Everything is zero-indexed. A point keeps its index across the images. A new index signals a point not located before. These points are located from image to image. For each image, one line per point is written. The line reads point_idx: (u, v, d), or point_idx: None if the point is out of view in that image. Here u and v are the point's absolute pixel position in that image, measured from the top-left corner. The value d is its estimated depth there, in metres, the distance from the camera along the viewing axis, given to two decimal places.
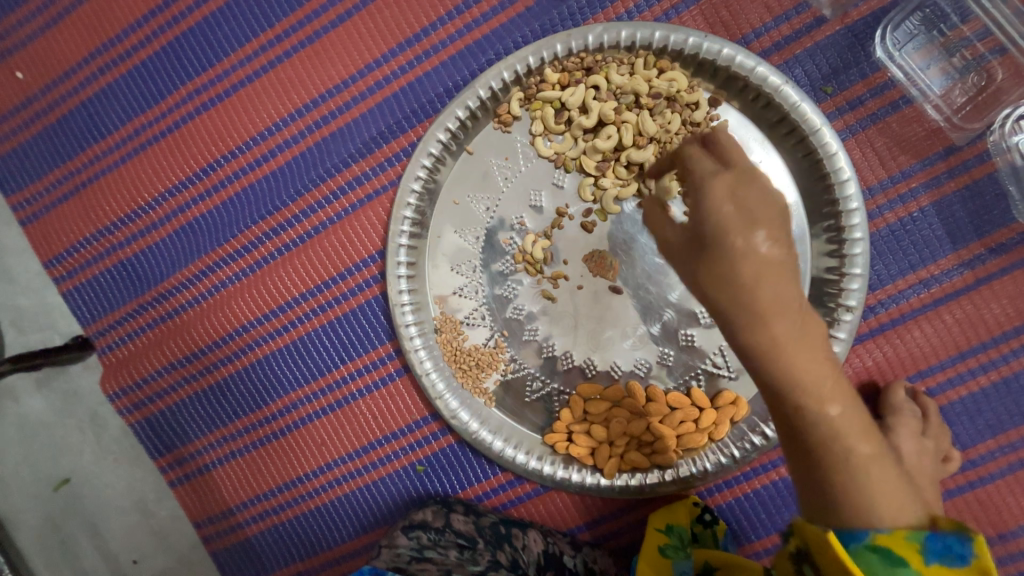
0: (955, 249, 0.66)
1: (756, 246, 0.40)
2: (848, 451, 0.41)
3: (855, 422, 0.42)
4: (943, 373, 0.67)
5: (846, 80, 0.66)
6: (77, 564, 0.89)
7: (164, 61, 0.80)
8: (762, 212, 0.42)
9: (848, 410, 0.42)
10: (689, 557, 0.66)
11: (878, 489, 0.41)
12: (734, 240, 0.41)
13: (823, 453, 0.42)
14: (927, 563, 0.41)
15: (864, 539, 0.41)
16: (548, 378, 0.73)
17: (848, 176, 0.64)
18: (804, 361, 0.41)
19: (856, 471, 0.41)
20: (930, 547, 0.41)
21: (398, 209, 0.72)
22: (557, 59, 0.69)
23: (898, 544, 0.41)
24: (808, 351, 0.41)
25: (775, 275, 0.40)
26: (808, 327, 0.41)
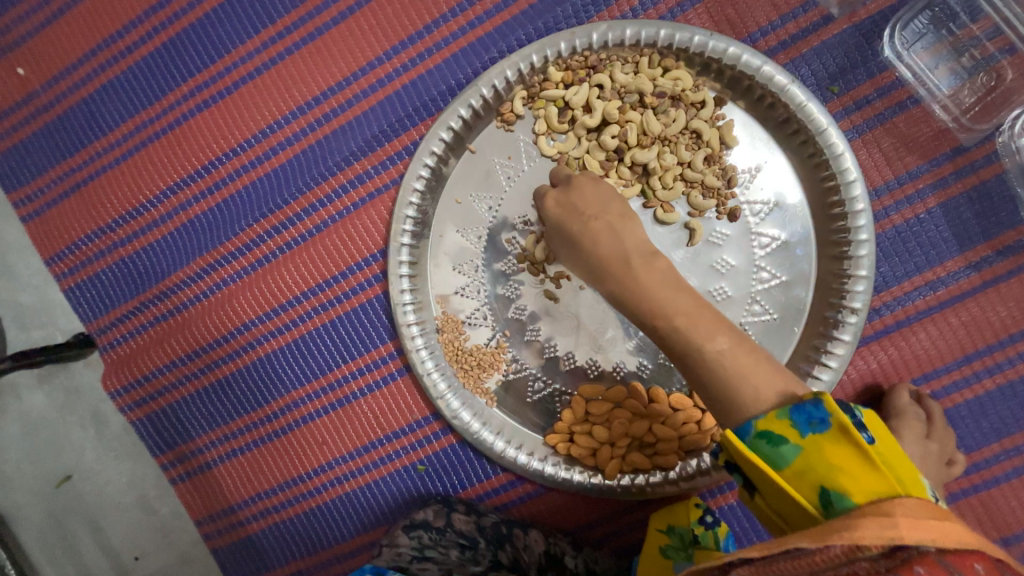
0: (962, 251, 0.65)
1: (586, 223, 0.59)
2: (701, 351, 0.49)
3: (707, 326, 0.50)
4: (948, 376, 0.66)
5: (853, 80, 0.65)
6: (78, 560, 0.89)
7: (165, 58, 0.79)
8: (583, 199, 0.61)
9: (694, 318, 0.51)
10: (690, 557, 0.63)
11: (739, 377, 0.48)
12: (572, 226, 0.60)
13: (693, 364, 0.50)
14: (802, 435, 0.44)
15: (750, 431, 0.46)
16: (550, 379, 0.73)
17: (853, 177, 0.63)
18: (651, 292, 0.53)
19: (720, 365, 0.49)
20: (799, 418, 0.45)
21: (399, 209, 0.72)
22: (560, 58, 0.68)
23: (776, 425, 0.45)
24: (649, 282, 0.54)
25: (605, 238, 0.58)
26: (641, 268, 0.55)
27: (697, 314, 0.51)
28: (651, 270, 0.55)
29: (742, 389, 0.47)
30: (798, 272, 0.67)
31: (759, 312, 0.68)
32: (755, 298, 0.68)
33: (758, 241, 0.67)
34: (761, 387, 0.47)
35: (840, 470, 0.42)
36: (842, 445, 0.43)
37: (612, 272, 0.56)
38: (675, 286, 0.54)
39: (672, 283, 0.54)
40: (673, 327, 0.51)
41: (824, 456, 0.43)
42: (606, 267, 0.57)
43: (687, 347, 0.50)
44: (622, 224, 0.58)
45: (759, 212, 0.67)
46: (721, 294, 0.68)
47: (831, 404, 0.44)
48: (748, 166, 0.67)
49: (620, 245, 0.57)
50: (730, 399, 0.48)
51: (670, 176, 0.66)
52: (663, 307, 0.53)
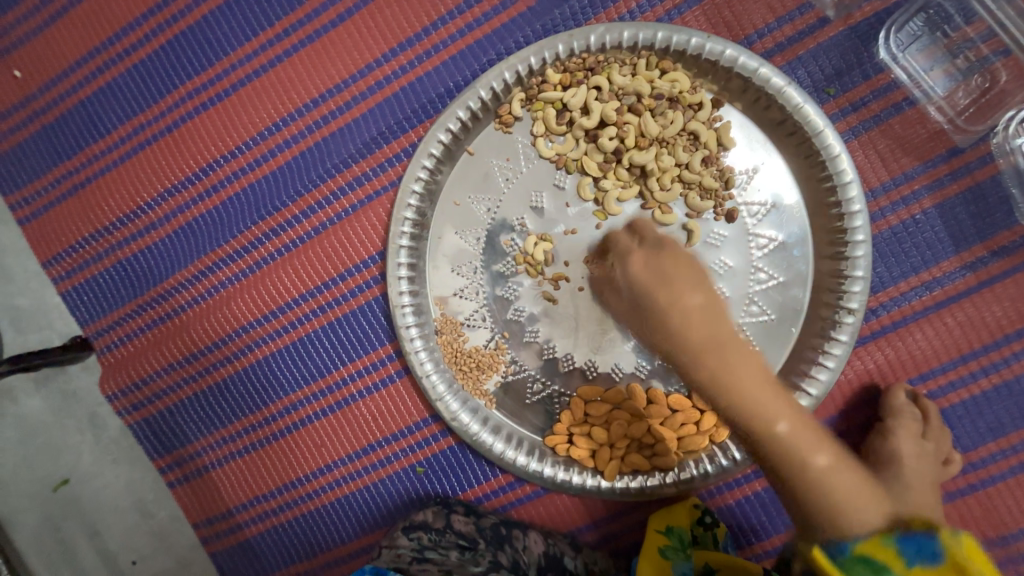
0: (957, 252, 0.65)
1: (675, 296, 0.57)
2: (805, 467, 0.50)
3: (775, 407, 0.52)
4: (944, 376, 0.67)
5: (850, 82, 0.66)
6: (75, 564, 0.89)
7: (163, 59, 0.79)
8: (672, 268, 0.59)
9: (797, 426, 0.51)
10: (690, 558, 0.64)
11: (842, 492, 0.48)
12: (657, 292, 0.57)
13: (791, 471, 0.51)
14: (909, 566, 0.41)
15: (847, 551, 0.44)
16: (549, 380, 0.73)
17: (850, 178, 0.64)
18: (743, 385, 0.52)
19: (825, 479, 0.49)
20: (909, 549, 0.42)
21: (398, 210, 0.72)
22: (558, 60, 0.69)
23: (880, 552, 0.43)
24: (748, 377, 0.53)
25: (696, 318, 0.55)
26: (732, 353, 0.54)
27: (771, 393, 0.53)
28: (744, 361, 0.54)
29: (850, 507, 0.47)
30: (795, 273, 0.68)
31: (757, 313, 0.68)
32: (753, 298, 0.68)
33: (755, 242, 0.68)
34: (864, 512, 0.47)
35: None
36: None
37: (705, 355, 0.54)
38: (777, 389, 0.53)
39: (772, 385, 0.53)
40: (776, 434, 0.51)
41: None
42: (701, 349, 0.54)
43: (785, 449, 0.51)
44: (709, 306, 0.56)
45: (757, 213, 0.68)
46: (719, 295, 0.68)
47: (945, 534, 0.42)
48: (745, 167, 0.68)
49: (713, 329, 0.55)
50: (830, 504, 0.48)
51: (668, 178, 0.67)
52: (766, 408, 0.52)
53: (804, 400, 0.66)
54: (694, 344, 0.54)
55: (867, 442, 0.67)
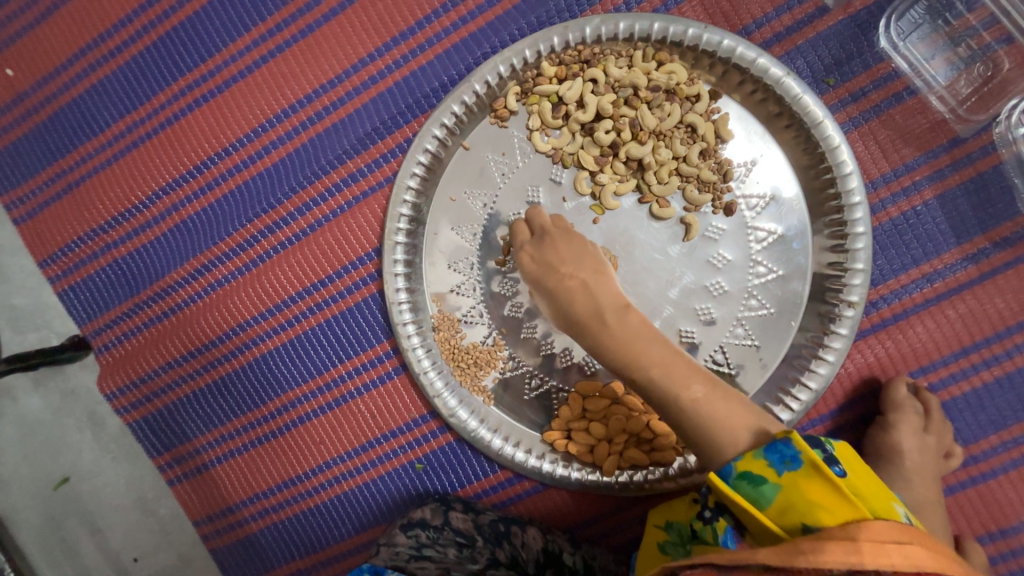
0: (959, 243, 0.65)
1: (561, 281, 0.62)
2: (679, 401, 0.55)
3: (682, 374, 0.56)
4: (945, 369, 0.66)
5: (850, 72, 0.65)
6: (78, 562, 0.89)
7: (155, 57, 0.78)
8: (558, 256, 0.63)
9: (669, 368, 0.56)
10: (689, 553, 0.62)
11: (715, 423, 0.53)
12: (547, 283, 0.62)
13: (674, 410, 0.56)
14: (779, 473, 0.48)
15: (732, 473, 0.50)
16: (547, 376, 0.73)
17: (850, 170, 0.63)
18: (624, 344, 0.58)
19: (698, 412, 0.54)
20: (774, 458, 0.49)
21: (394, 206, 0.71)
22: (554, 52, 0.68)
23: (753, 466, 0.50)
24: (626, 336, 0.58)
25: (579, 294, 0.61)
26: (614, 321, 0.59)
27: (671, 363, 0.57)
28: (623, 322, 0.59)
29: (721, 433, 0.53)
30: (795, 266, 0.67)
31: (756, 306, 0.68)
32: (752, 292, 0.68)
33: (754, 235, 0.67)
34: (738, 429, 0.53)
35: (819, 506, 0.46)
36: (817, 480, 0.47)
37: (588, 326, 0.60)
38: (650, 336, 0.58)
39: (649, 333, 0.59)
40: (650, 378, 0.57)
41: (803, 492, 0.47)
42: (585, 323, 0.60)
43: (664, 394, 0.56)
44: (594, 281, 0.61)
45: (755, 206, 0.67)
46: (717, 289, 0.68)
47: (799, 442, 0.48)
48: (744, 160, 0.67)
49: (592, 300, 0.60)
50: (706, 436, 0.54)
51: (665, 172, 0.66)
52: (640, 359, 0.57)
53: (804, 394, 0.66)
54: (578, 319, 0.61)
55: (868, 436, 0.67)
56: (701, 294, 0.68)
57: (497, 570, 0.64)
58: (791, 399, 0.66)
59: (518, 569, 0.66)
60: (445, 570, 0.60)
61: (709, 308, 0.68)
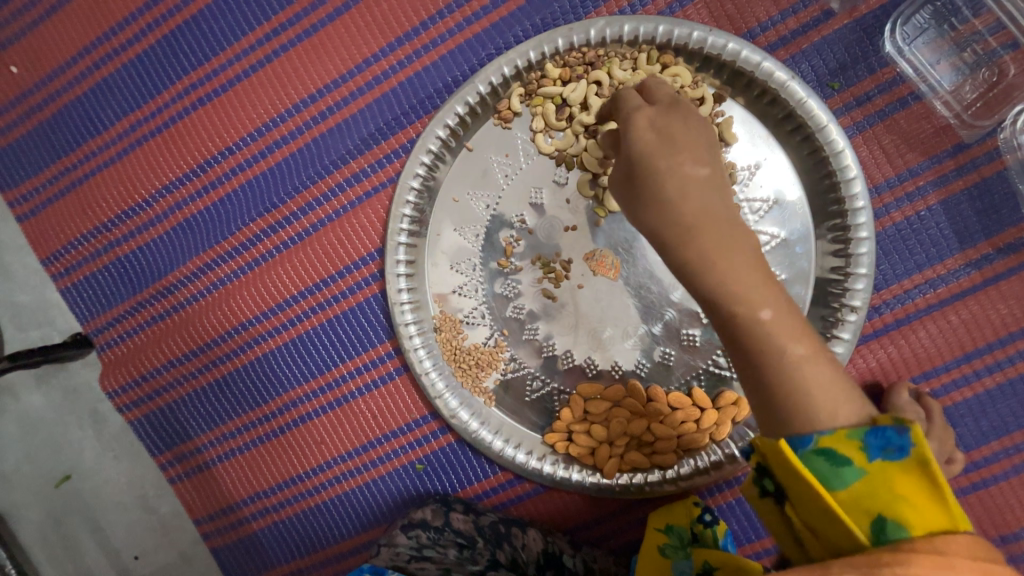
0: (962, 249, 0.65)
1: (676, 168, 0.48)
2: (784, 351, 0.43)
3: (793, 327, 0.44)
4: (947, 374, 0.66)
5: (855, 76, 0.64)
6: (79, 559, 0.90)
7: (160, 55, 0.78)
8: (680, 136, 0.50)
9: (780, 314, 0.44)
10: (689, 557, 0.62)
11: (812, 387, 0.43)
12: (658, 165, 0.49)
13: (772, 358, 0.44)
14: (870, 460, 0.40)
15: (809, 445, 0.41)
16: (548, 378, 0.73)
17: (854, 174, 0.63)
18: (734, 270, 0.45)
19: (796, 372, 0.43)
20: (872, 443, 0.40)
21: (397, 207, 0.71)
22: (558, 54, 0.67)
23: (842, 443, 0.40)
24: (738, 262, 0.46)
25: (692, 193, 0.48)
26: (727, 240, 0.46)
27: (784, 311, 0.45)
28: (733, 248, 0.46)
29: (813, 403, 0.42)
30: (797, 270, 0.67)
31: None
32: None
33: (757, 239, 0.67)
34: (836, 407, 0.42)
35: (905, 502, 0.38)
36: (915, 477, 0.39)
37: (698, 231, 0.47)
38: (763, 273, 0.46)
39: (762, 271, 0.46)
40: (757, 320, 0.44)
41: (893, 485, 0.39)
42: (695, 228, 0.47)
43: (764, 340, 0.44)
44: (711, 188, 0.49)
45: (758, 210, 0.67)
46: None
47: (916, 433, 0.39)
48: (747, 163, 0.67)
49: (707, 203, 0.48)
50: (800, 402, 0.42)
51: None
52: (752, 293, 0.45)
53: None
54: (684, 221, 0.47)
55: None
56: None
57: (496, 571, 0.64)
58: None
59: (518, 570, 0.66)
60: (445, 570, 0.60)
61: None
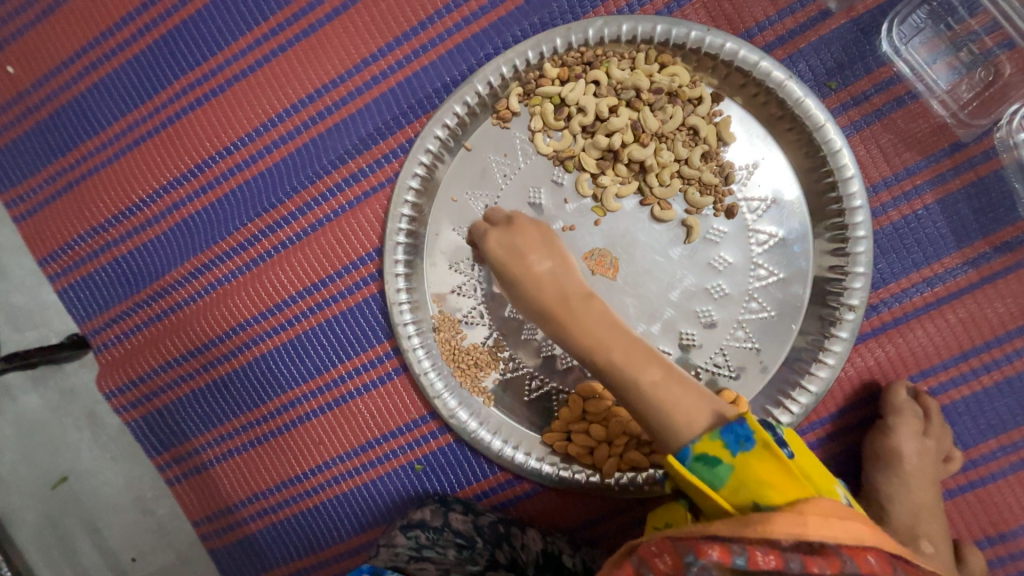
0: (959, 248, 0.65)
1: (528, 268, 0.58)
2: (637, 383, 0.51)
3: (640, 360, 0.52)
4: (945, 372, 0.66)
5: (852, 75, 0.65)
6: (76, 562, 0.89)
7: (158, 55, 0.78)
8: (525, 240, 0.60)
9: (629, 351, 0.53)
10: None
11: (671, 407, 0.50)
12: (512, 269, 0.58)
13: (630, 395, 0.52)
14: (733, 454, 0.47)
15: (688, 455, 0.48)
16: (547, 377, 0.73)
17: (851, 173, 0.63)
18: (585, 329, 0.54)
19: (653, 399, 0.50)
20: (729, 439, 0.47)
21: (395, 206, 0.71)
22: (556, 54, 0.67)
23: (711, 448, 0.48)
24: (586, 323, 0.54)
25: (546, 284, 0.57)
26: (578, 308, 0.55)
27: (630, 347, 0.53)
28: (588, 309, 0.55)
29: (676, 419, 0.49)
30: (795, 269, 0.67)
31: (756, 309, 0.68)
32: (753, 295, 0.68)
33: (755, 238, 0.67)
34: (695, 415, 0.49)
35: (769, 485, 0.46)
36: (769, 461, 0.46)
37: (555, 315, 0.56)
38: (611, 323, 0.55)
39: (609, 320, 0.55)
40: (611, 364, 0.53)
41: (753, 471, 0.46)
42: (548, 312, 0.57)
43: (619, 379, 0.52)
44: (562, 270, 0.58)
45: (757, 209, 0.67)
46: (719, 292, 0.68)
47: (753, 423, 0.47)
48: (745, 163, 0.67)
49: (559, 287, 0.57)
50: (664, 427, 0.50)
51: (667, 174, 0.66)
52: (599, 345, 0.53)
53: (804, 397, 0.66)
54: (541, 309, 0.57)
55: (867, 438, 0.67)
56: (702, 296, 0.68)
57: (497, 571, 0.64)
58: (790, 402, 0.66)
59: (518, 571, 0.65)
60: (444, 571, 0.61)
61: (710, 310, 0.68)
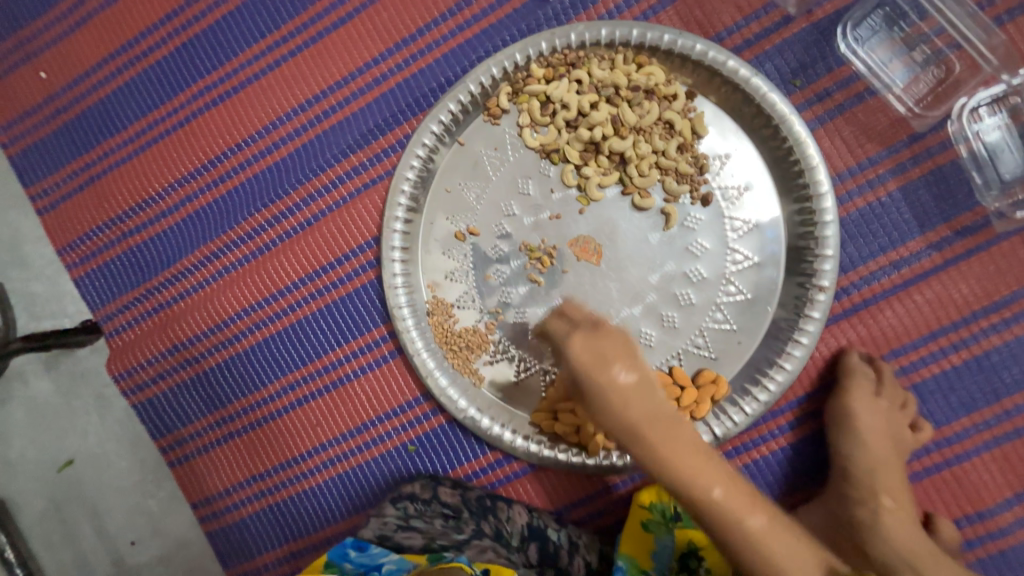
0: (923, 232, 0.69)
1: (615, 380, 0.57)
2: (738, 524, 0.56)
3: (708, 477, 0.57)
4: (915, 352, 0.69)
5: (814, 74, 0.70)
6: (76, 546, 0.91)
7: (177, 61, 0.85)
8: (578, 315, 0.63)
9: (728, 490, 0.57)
10: (671, 533, 0.68)
11: (772, 558, 0.56)
12: (598, 378, 0.57)
13: (729, 535, 0.57)
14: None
15: None
16: (535, 359, 0.76)
17: (817, 162, 0.68)
18: (681, 462, 0.57)
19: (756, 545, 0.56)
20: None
21: (392, 196, 0.76)
22: (542, 56, 0.73)
23: None
24: (632, 400, 0.57)
25: (636, 401, 0.57)
26: (671, 430, 0.58)
27: (702, 467, 0.57)
28: (679, 434, 0.58)
29: (780, 563, 0.56)
30: (769, 254, 0.71)
31: (733, 292, 0.72)
32: (729, 279, 0.72)
33: (730, 225, 0.71)
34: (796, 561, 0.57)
35: None
36: None
37: (647, 437, 0.57)
38: (650, 399, 0.58)
39: (698, 450, 0.58)
40: (711, 499, 0.57)
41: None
42: (640, 428, 0.57)
43: (711, 500, 0.57)
44: (655, 384, 0.59)
45: (731, 197, 0.72)
46: (697, 275, 0.72)
47: None
48: (718, 154, 0.72)
49: (650, 406, 0.57)
50: (769, 571, 0.56)
51: (645, 165, 0.71)
52: (692, 465, 0.57)
53: (780, 374, 0.69)
54: (634, 427, 0.57)
55: (827, 406, 0.69)
56: (681, 280, 0.72)
57: (481, 540, 0.65)
58: (768, 380, 0.69)
59: (501, 542, 0.67)
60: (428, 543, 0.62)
61: (689, 293, 0.72)
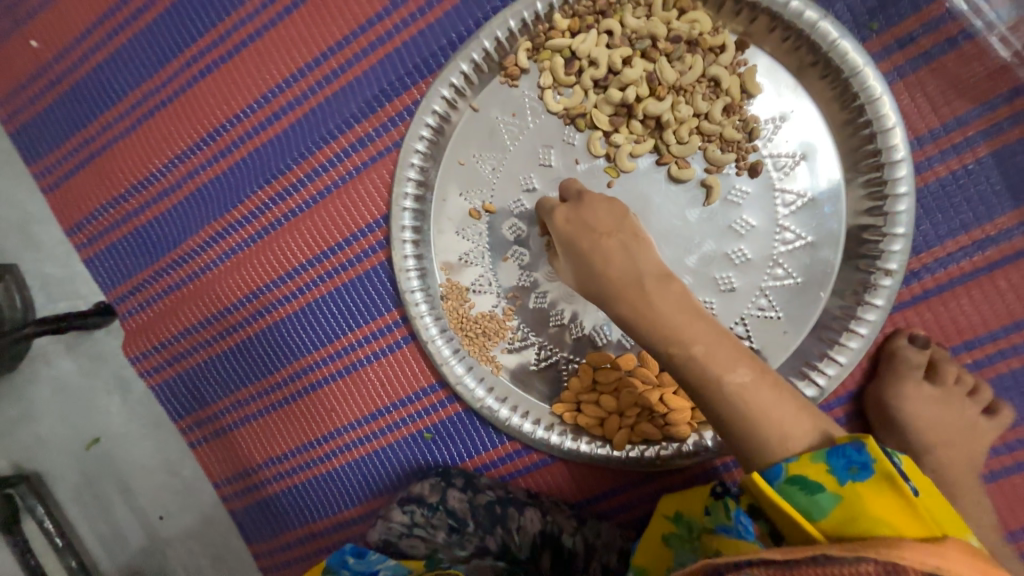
0: (1016, 206, 0.58)
1: (597, 240, 0.52)
2: (722, 384, 0.45)
3: (726, 356, 0.45)
4: (992, 345, 0.60)
5: (897, 14, 0.58)
6: (110, 518, 0.94)
7: (169, 23, 0.78)
8: (596, 216, 0.54)
9: (713, 347, 0.46)
10: (694, 551, 0.59)
11: (763, 414, 0.44)
12: (581, 243, 0.52)
13: (716, 402, 0.45)
14: (842, 483, 0.41)
15: (780, 475, 0.42)
16: (556, 347, 0.70)
17: (892, 123, 0.57)
18: (663, 321, 0.47)
19: (742, 401, 0.44)
20: (838, 464, 0.42)
21: (401, 170, 0.70)
22: (567, 4, 0.64)
23: (810, 469, 0.42)
24: (665, 308, 0.47)
25: (616, 257, 0.50)
26: (654, 289, 0.48)
27: (716, 342, 0.46)
28: (666, 291, 0.48)
29: (770, 429, 0.44)
30: (826, 232, 0.62)
31: (782, 276, 0.63)
32: (777, 261, 0.63)
33: (782, 199, 0.62)
34: (789, 430, 0.44)
35: (884, 522, 0.39)
36: (887, 494, 0.40)
37: (622, 294, 0.49)
38: (685, 305, 0.48)
39: (689, 307, 0.48)
40: (691, 357, 0.46)
41: (867, 507, 0.40)
42: (615, 286, 0.49)
43: (700, 375, 0.45)
44: (636, 244, 0.51)
45: (784, 166, 0.62)
46: (740, 257, 0.64)
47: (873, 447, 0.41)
48: (772, 116, 0.62)
49: (630, 261, 0.50)
50: (753, 433, 0.44)
51: (685, 130, 0.62)
52: (680, 333, 0.46)
53: (831, 368, 0.62)
54: (608, 286, 0.50)
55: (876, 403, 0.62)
56: (722, 262, 0.64)
57: (483, 559, 0.65)
58: (817, 374, 0.62)
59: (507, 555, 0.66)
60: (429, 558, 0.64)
61: (730, 277, 0.64)
